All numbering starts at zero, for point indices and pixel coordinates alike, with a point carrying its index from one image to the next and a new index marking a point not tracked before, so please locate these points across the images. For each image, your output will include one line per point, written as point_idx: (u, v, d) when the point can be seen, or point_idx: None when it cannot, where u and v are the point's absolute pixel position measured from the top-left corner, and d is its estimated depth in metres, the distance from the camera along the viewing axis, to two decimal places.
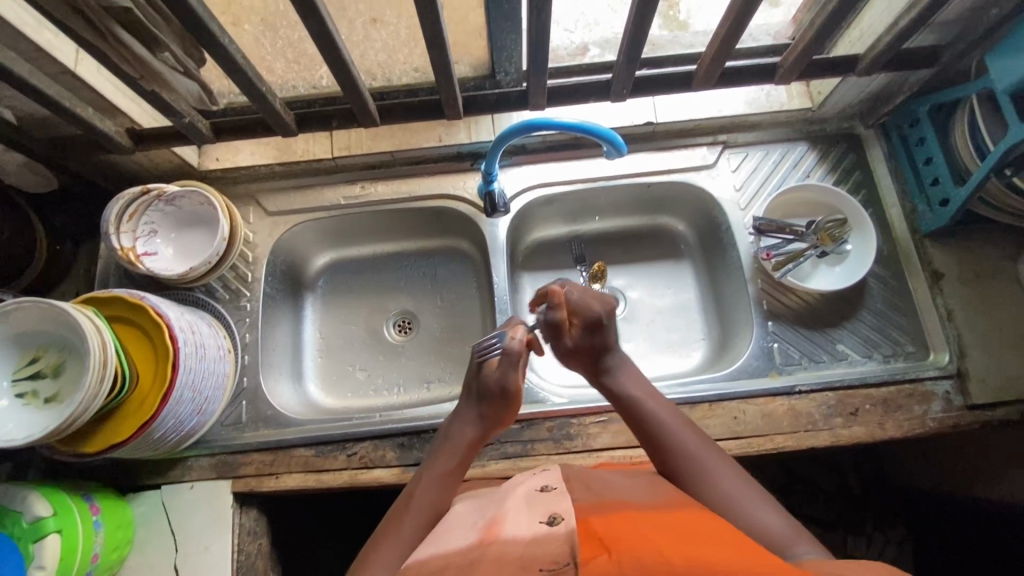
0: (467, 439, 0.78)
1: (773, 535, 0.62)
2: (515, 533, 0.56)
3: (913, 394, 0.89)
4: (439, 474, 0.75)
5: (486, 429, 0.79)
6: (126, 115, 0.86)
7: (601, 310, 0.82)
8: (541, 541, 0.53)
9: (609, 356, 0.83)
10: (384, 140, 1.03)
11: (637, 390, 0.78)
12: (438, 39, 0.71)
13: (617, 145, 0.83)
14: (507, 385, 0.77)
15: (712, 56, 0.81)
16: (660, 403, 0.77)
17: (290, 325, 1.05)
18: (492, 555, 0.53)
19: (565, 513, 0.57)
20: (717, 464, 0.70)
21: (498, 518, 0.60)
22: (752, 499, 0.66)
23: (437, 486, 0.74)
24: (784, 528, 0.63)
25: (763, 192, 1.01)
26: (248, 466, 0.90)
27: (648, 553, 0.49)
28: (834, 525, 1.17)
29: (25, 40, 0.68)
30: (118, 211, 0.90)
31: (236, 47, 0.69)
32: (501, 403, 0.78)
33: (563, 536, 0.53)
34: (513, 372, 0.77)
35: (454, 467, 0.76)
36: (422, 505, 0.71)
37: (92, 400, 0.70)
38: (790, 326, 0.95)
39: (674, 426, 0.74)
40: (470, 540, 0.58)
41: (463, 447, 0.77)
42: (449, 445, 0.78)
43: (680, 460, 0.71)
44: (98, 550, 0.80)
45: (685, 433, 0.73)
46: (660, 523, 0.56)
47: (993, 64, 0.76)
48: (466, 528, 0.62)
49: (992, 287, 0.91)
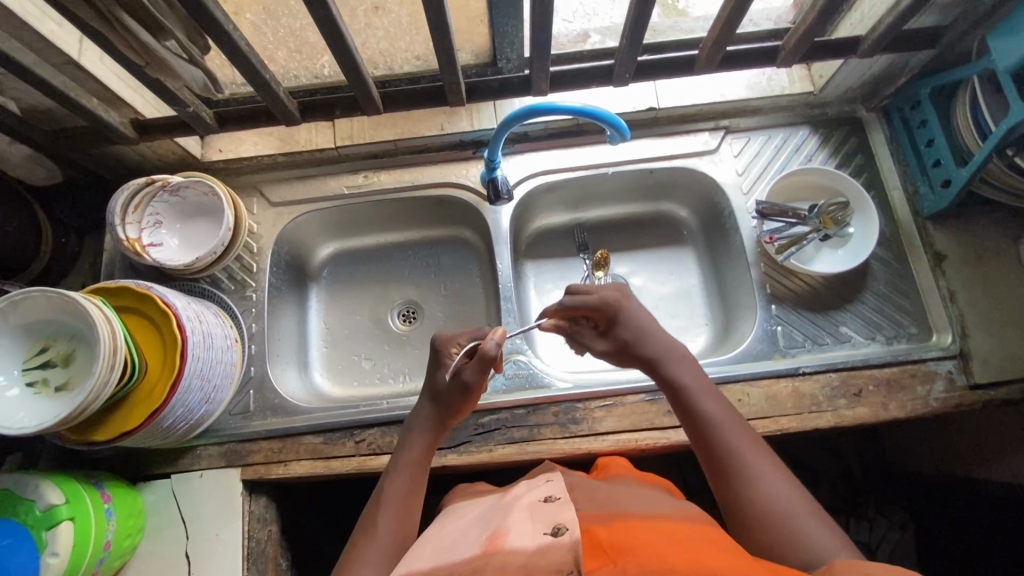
0: (428, 428, 0.76)
1: (811, 547, 0.59)
2: (517, 543, 0.55)
3: (916, 374, 0.89)
4: (407, 463, 0.74)
5: (445, 417, 0.77)
6: (129, 105, 0.86)
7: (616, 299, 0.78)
8: (545, 553, 0.52)
9: (648, 348, 0.76)
10: (386, 129, 1.03)
11: (693, 381, 0.74)
12: (441, 25, 0.71)
13: (620, 129, 0.84)
14: (468, 383, 0.75)
15: (714, 41, 0.81)
16: (712, 398, 0.73)
17: (294, 315, 1.06)
18: (494, 566, 0.52)
19: (570, 522, 0.56)
20: (762, 461, 0.67)
21: (501, 529, 0.59)
22: (796, 506, 0.63)
23: (406, 475, 0.73)
24: (825, 540, 0.60)
25: (765, 176, 1.01)
26: (256, 453, 0.91)
27: (653, 562, 0.51)
28: (835, 509, 1.18)
29: (28, 29, 0.68)
30: (123, 201, 0.91)
31: (240, 35, 0.69)
32: (459, 397, 0.75)
33: (568, 544, 0.52)
34: (483, 372, 0.75)
35: (419, 455, 0.75)
36: (396, 495, 0.71)
37: (104, 387, 0.70)
38: (794, 309, 0.95)
39: (727, 425, 0.70)
40: (472, 550, 0.57)
41: (426, 434, 0.76)
42: (412, 431, 0.77)
43: (726, 454, 0.67)
44: (111, 537, 0.81)
45: (735, 430, 0.69)
46: (663, 532, 0.57)
47: (994, 43, 0.76)
48: (466, 538, 0.61)
49: (995, 267, 0.92)
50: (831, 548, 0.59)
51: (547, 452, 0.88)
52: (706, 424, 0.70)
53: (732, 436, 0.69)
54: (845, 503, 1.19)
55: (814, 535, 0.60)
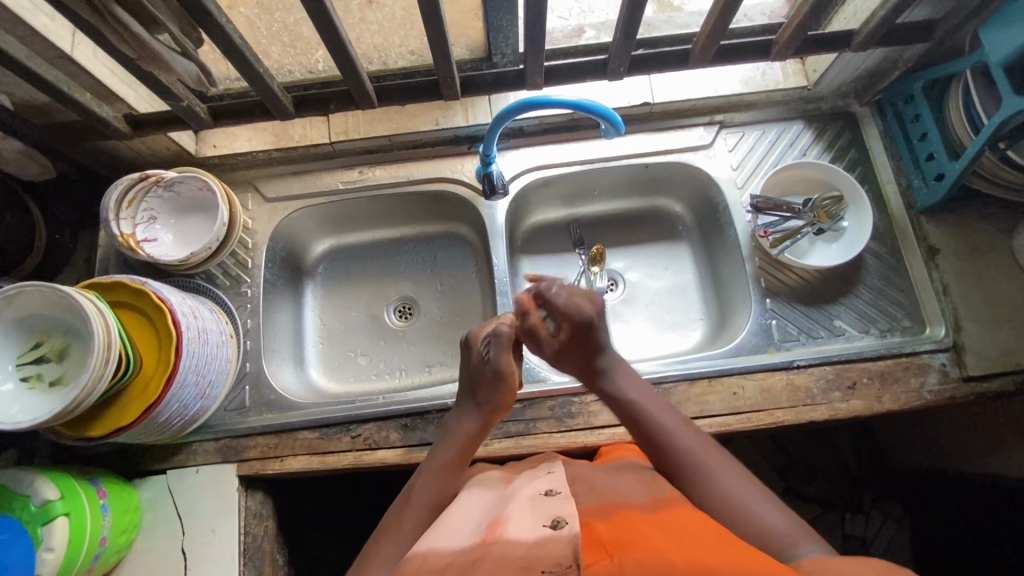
0: (465, 432, 0.78)
1: (769, 532, 0.63)
2: (517, 535, 0.55)
3: (910, 367, 0.90)
4: (439, 466, 0.76)
5: (487, 415, 0.79)
6: (122, 100, 0.86)
7: (591, 312, 0.78)
8: (545, 545, 0.53)
9: (603, 356, 0.80)
10: (381, 124, 1.03)
11: (640, 394, 0.78)
12: (435, 18, 0.71)
13: (615, 124, 0.84)
14: (502, 368, 0.77)
15: (708, 35, 0.81)
16: (659, 404, 0.77)
17: (290, 311, 1.06)
18: (493, 556, 0.53)
19: (570, 515, 0.56)
20: (715, 461, 0.70)
21: (500, 518, 0.59)
22: (752, 496, 0.66)
23: (436, 479, 0.74)
24: (782, 524, 0.63)
25: (759, 171, 1.01)
26: (252, 449, 0.91)
27: (650, 556, 0.51)
28: (829, 504, 1.19)
29: (20, 22, 0.68)
30: (117, 197, 0.90)
31: (234, 27, 0.69)
32: (497, 387, 0.78)
33: (568, 538, 0.53)
34: (506, 352, 0.77)
35: (452, 458, 0.76)
36: (424, 497, 0.73)
37: (98, 381, 0.70)
38: (788, 303, 0.95)
39: (675, 428, 0.74)
40: (472, 540, 0.58)
41: (463, 440, 0.77)
42: (449, 436, 0.78)
43: (679, 462, 0.71)
44: (106, 533, 0.81)
45: (684, 432, 0.73)
46: (661, 524, 0.58)
47: (986, 36, 0.76)
48: (466, 529, 0.61)
49: (987, 260, 0.92)
50: (791, 533, 0.62)
51: (544, 446, 0.88)
52: (656, 436, 0.73)
53: (682, 442, 0.72)
54: (839, 498, 1.20)
55: (772, 520, 0.64)
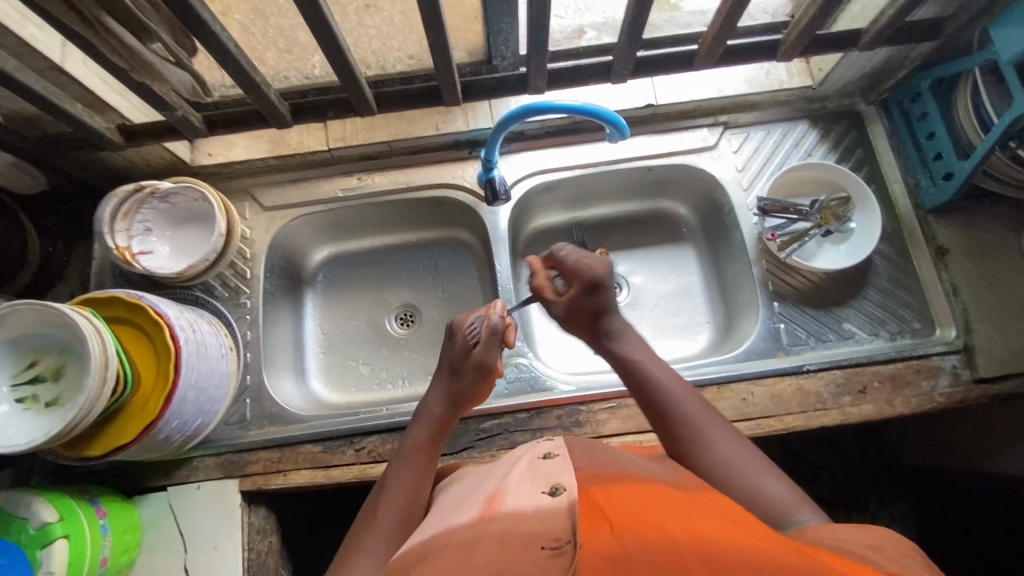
0: (433, 416, 0.76)
1: (769, 503, 0.62)
2: (515, 504, 0.54)
3: (920, 370, 0.88)
4: (411, 451, 0.73)
5: (453, 405, 0.78)
6: (115, 110, 0.84)
7: (602, 273, 0.78)
8: (547, 516, 0.50)
9: (610, 318, 0.79)
10: (381, 130, 1.01)
11: (642, 356, 0.76)
12: (437, 24, 0.70)
13: (620, 127, 0.82)
14: (485, 363, 0.78)
15: (714, 35, 0.79)
16: (663, 369, 0.75)
17: (289, 321, 1.04)
18: (494, 528, 0.51)
19: (568, 482, 0.55)
20: (716, 427, 0.69)
21: (498, 491, 0.58)
22: (757, 468, 0.65)
23: (410, 465, 0.72)
24: (784, 496, 0.63)
25: (765, 172, 1.00)
26: (255, 463, 0.89)
27: (650, 525, 0.47)
28: (836, 502, 1.18)
29: (8, 34, 0.66)
30: (111, 209, 0.89)
31: (228, 35, 0.67)
32: (478, 379, 0.78)
33: (565, 511, 0.50)
34: (495, 350, 0.78)
35: (422, 443, 0.74)
36: (398, 487, 0.70)
37: (95, 402, 0.68)
38: (797, 306, 0.94)
39: (679, 393, 0.72)
40: (471, 514, 0.55)
41: (431, 422, 0.76)
42: (418, 421, 0.77)
43: (681, 425, 0.69)
44: (106, 554, 0.79)
45: (687, 398, 0.72)
46: (662, 494, 0.55)
47: (997, 34, 0.74)
48: (465, 504, 0.60)
49: (998, 259, 0.91)
50: (793, 506, 0.62)
51: None
52: (662, 399, 0.72)
53: (687, 409, 0.71)
54: (846, 497, 1.19)
55: (774, 492, 0.63)
